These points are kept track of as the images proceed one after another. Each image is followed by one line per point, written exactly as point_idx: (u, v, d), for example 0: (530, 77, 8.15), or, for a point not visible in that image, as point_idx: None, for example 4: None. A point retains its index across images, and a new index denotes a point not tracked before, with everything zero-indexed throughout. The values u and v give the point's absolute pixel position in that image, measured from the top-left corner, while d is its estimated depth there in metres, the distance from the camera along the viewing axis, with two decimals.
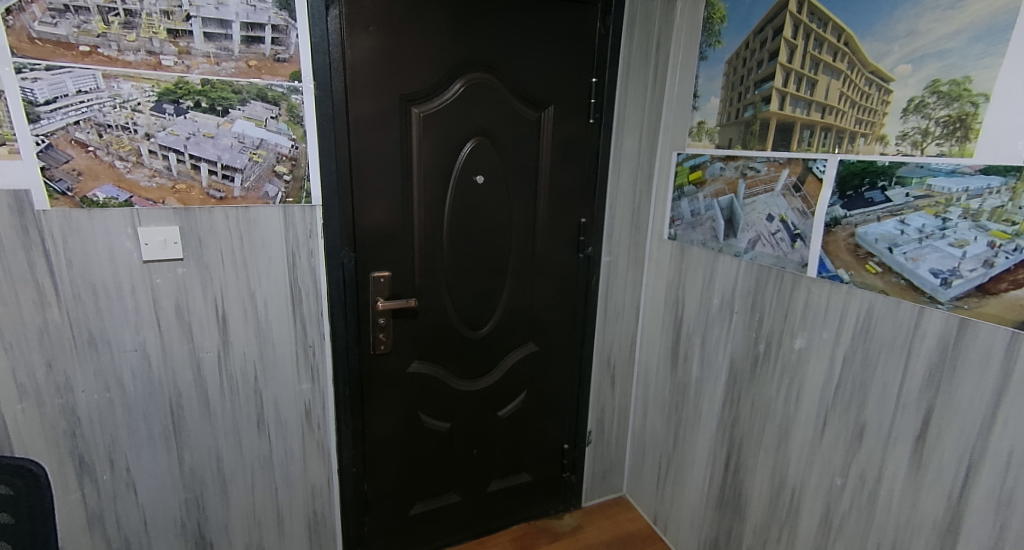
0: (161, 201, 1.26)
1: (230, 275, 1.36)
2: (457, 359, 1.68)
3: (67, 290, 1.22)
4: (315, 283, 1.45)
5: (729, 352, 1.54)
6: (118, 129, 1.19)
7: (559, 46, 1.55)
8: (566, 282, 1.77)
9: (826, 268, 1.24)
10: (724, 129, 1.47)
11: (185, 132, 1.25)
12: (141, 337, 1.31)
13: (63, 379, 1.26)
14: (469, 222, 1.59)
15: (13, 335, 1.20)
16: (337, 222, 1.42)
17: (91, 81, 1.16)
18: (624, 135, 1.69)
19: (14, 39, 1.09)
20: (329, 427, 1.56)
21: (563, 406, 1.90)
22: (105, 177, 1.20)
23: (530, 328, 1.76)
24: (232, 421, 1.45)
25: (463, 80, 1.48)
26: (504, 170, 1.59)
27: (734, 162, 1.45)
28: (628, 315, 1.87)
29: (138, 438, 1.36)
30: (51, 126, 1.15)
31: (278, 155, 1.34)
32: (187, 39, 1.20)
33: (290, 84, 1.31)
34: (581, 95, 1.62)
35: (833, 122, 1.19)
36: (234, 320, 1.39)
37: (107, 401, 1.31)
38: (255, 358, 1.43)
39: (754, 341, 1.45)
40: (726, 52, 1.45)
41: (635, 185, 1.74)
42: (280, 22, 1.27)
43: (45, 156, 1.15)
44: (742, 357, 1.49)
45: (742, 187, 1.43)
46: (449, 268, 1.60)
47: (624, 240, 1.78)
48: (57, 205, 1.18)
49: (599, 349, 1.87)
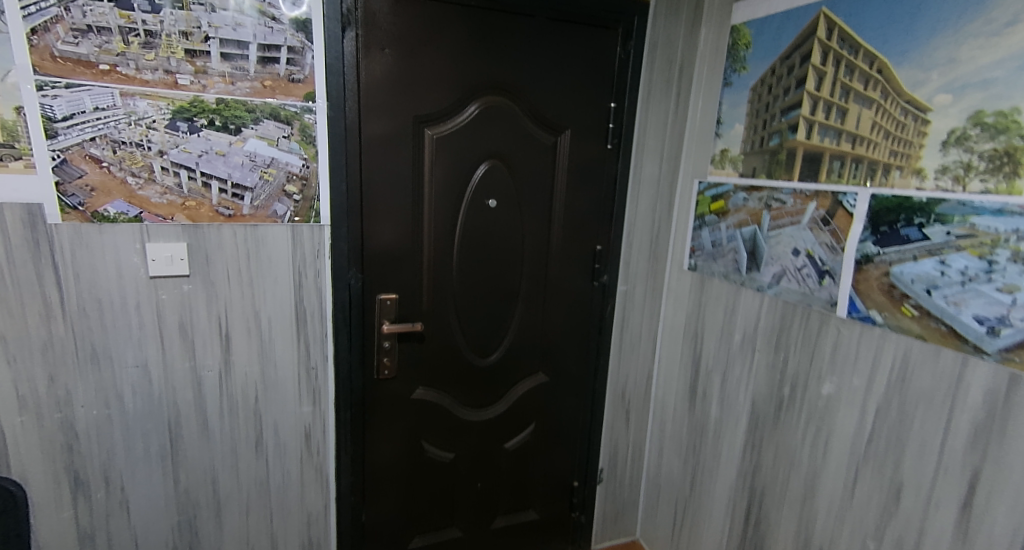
0: (171, 217, 1.26)
1: (236, 293, 1.35)
2: (463, 387, 1.62)
3: (73, 303, 1.22)
4: (320, 304, 1.43)
5: (751, 394, 1.43)
6: (131, 146, 1.20)
7: (578, 68, 1.52)
8: (580, 310, 1.70)
9: (856, 308, 1.15)
10: (748, 158, 1.39)
11: (197, 150, 1.25)
12: (143, 353, 1.30)
13: (63, 393, 1.25)
14: (479, 246, 1.55)
15: (16, 348, 1.19)
16: (345, 243, 1.40)
17: (108, 99, 1.17)
18: (643, 161, 1.63)
19: (37, 57, 1.11)
20: (329, 452, 1.52)
21: (573, 440, 1.81)
22: (116, 193, 1.21)
23: (540, 357, 1.70)
24: (231, 443, 1.42)
25: (478, 102, 1.46)
26: (518, 194, 1.55)
27: (757, 192, 1.36)
28: (644, 347, 1.78)
29: (134, 455, 1.34)
30: (67, 141, 1.16)
31: (288, 174, 1.33)
32: (203, 59, 1.22)
33: (303, 104, 1.31)
34: (598, 119, 1.57)
35: (864, 153, 1.12)
36: (238, 338, 1.37)
37: (106, 417, 1.29)
38: (257, 379, 1.41)
39: (776, 383, 1.35)
40: (751, 78, 1.38)
41: (654, 212, 1.67)
42: (297, 43, 1.27)
43: (59, 171, 1.16)
44: (765, 400, 1.39)
45: (766, 218, 1.34)
46: (459, 293, 1.56)
47: (642, 269, 1.71)
48: (68, 219, 1.19)
49: (613, 381, 1.79)
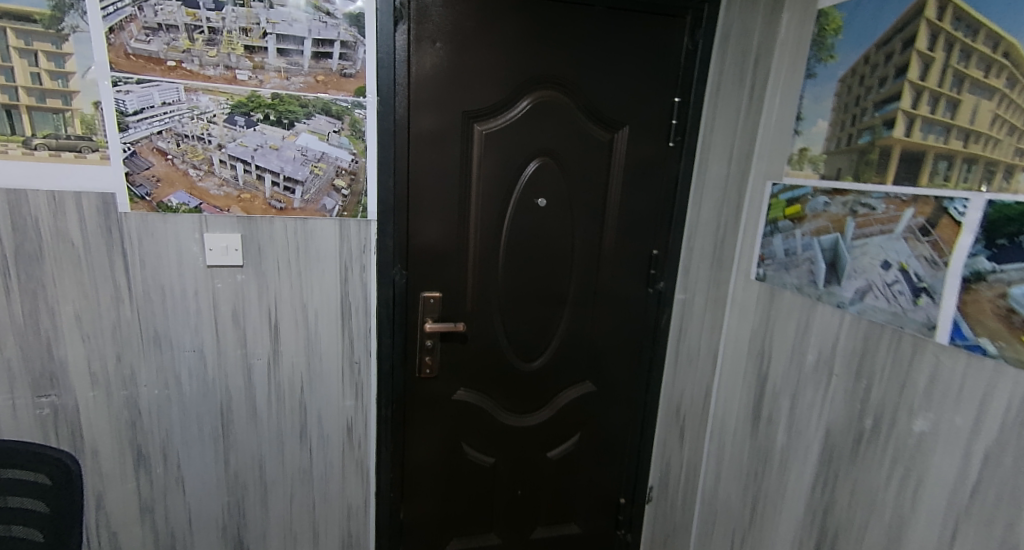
0: (227, 208, 1.30)
1: (285, 285, 1.38)
2: (505, 391, 1.57)
3: (139, 288, 1.30)
4: (365, 298, 1.43)
5: (825, 422, 1.19)
6: (193, 139, 1.25)
7: (639, 61, 1.44)
8: (633, 317, 1.62)
9: (961, 334, 0.94)
10: (832, 158, 1.18)
11: (253, 144, 1.29)
12: (199, 338, 1.36)
13: (129, 371, 1.33)
14: (527, 246, 1.50)
15: (90, 328, 1.28)
16: (391, 239, 1.40)
17: (174, 94, 1.23)
18: (709, 162, 1.50)
19: (113, 55, 1.18)
20: (370, 447, 1.52)
21: (621, 455, 1.73)
22: (179, 185, 1.27)
23: (588, 366, 1.62)
24: (276, 430, 1.46)
25: (531, 97, 1.41)
26: (570, 193, 1.49)
27: (842, 196, 1.15)
28: (703, 362, 1.57)
29: (190, 435, 1.41)
30: (137, 134, 1.22)
31: (337, 169, 1.34)
32: (261, 54, 1.24)
33: (354, 99, 1.31)
34: (659, 116, 1.49)
35: (980, 152, 0.92)
36: (286, 329, 1.41)
37: (166, 397, 1.37)
38: (302, 369, 1.44)
39: (857, 413, 1.12)
40: (840, 68, 1.15)
41: (720, 216, 1.48)
42: (349, 38, 1.27)
43: (130, 162, 1.23)
44: (843, 430, 1.15)
45: (851, 225, 1.13)
46: (503, 293, 1.51)
47: (703, 277, 1.55)
48: (137, 209, 1.26)
49: (667, 395, 1.68)
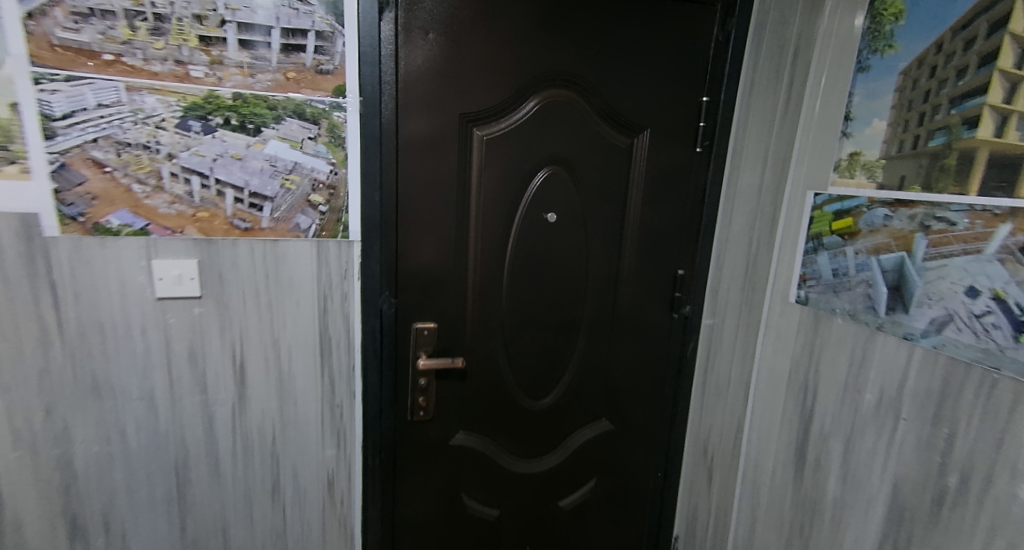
0: (181, 230, 1.09)
1: (253, 318, 1.17)
2: (511, 433, 1.38)
3: (72, 327, 1.08)
4: (347, 332, 1.22)
5: (892, 476, 1.00)
6: (138, 148, 1.04)
7: (661, 56, 1.27)
8: (654, 345, 1.44)
9: None
10: (893, 164, 1.00)
11: (211, 153, 1.08)
12: (148, 384, 1.14)
13: (61, 427, 1.11)
14: (535, 269, 1.31)
15: (11, 376, 1.06)
16: (377, 263, 1.20)
17: (112, 94, 1.01)
18: (741, 169, 1.34)
19: (34, 46, 0.96)
20: (354, 504, 1.31)
21: (641, 498, 1.54)
22: (121, 203, 1.05)
23: (605, 401, 1.43)
24: (243, 488, 1.24)
25: (538, 97, 1.22)
26: (583, 206, 1.31)
27: (908, 209, 0.98)
28: (732, 395, 1.39)
29: (137, 499, 1.18)
30: (66, 143, 1.00)
31: (314, 182, 1.13)
32: (219, 47, 1.04)
33: (333, 100, 1.11)
34: (685, 119, 1.33)
35: None
36: (254, 370, 1.20)
37: (107, 455, 1.15)
38: (274, 416, 1.23)
39: (939, 469, 0.93)
40: (903, 59, 0.99)
41: (752, 230, 1.31)
42: (326, 28, 1.08)
43: (58, 177, 1.01)
44: (917, 488, 0.96)
45: (922, 243, 0.95)
46: (508, 322, 1.32)
47: (733, 299, 1.37)
48: (68, 232, 1.04)
49: (693, 431, 1.50)
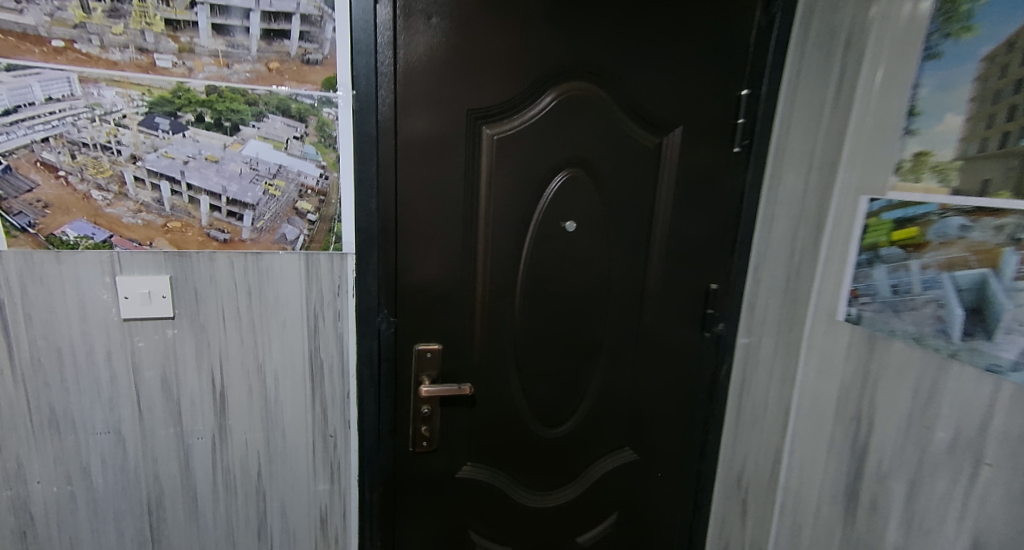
0: (148, 242, 0.95)
1: (233, 341, 1.03)
2: (524, 465, 1.24)
3: (25, 353, 0.95)
4: (341, 356, 1.09)
5: (970, 530, 0.86)
6: (96, 149, 0.90)
7: (695, 44, 1.13)
8: (682, 365, 1.31)
9: None
10: (973, 165, 0.84)
11: (182, 155, 0.94)
12: (115, 416, 1.01)
13: (15, 465, 0.98)
14: (552, 284, 1.17)
15: None
16: (374, 278, 1.06)
17: (64, 87, 0.87)
18: (784, 171, 1.19)
19: None
20: (350, 544, 1.18)
21: (667, 532, 1.40)
22: (78, 212, 0.92)
23: (629, 428, 1.30)
24: (225, 528, 1.11)
25: (556, 91, 1.08)
26: (606, 214, 1.17)
27: (995, 217, 0.81)
28: (769, 423, 1.25)
29: (104, 543, 1.06)
30: (11, 143, 0.87)
31: (301, 187, 1.00)
32: (189, 33, 0.90)
33: (322, 94, 0.97)
34: (720, 116, 1.19)
35: None
36: (235, 398, 1.06)
37: (68, 495, 1.02)
38: (259, 449, 1.10)
39: None
40: (986, 44, 0.83)
41: (795, 239, 1.16)
42: (313, 11, 0.94)
43: (3, 182, 0.88)
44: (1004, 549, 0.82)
45: (1013, 258, 0.79)
46: (522, 343, 1.18)
47: (772, 316, 1.23)
48: (17, 245, 0.91)
49: (725, 460, 1.36)
